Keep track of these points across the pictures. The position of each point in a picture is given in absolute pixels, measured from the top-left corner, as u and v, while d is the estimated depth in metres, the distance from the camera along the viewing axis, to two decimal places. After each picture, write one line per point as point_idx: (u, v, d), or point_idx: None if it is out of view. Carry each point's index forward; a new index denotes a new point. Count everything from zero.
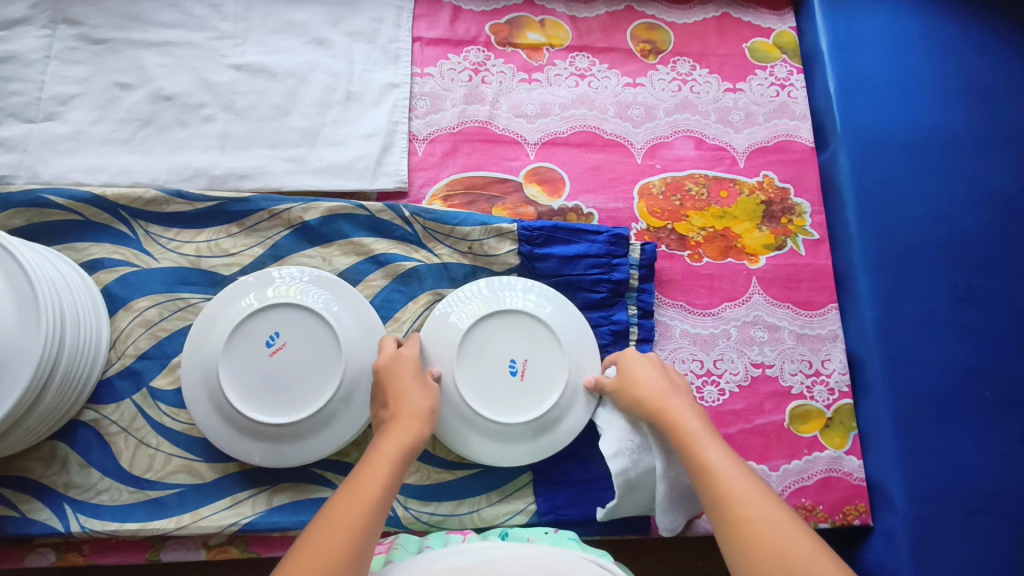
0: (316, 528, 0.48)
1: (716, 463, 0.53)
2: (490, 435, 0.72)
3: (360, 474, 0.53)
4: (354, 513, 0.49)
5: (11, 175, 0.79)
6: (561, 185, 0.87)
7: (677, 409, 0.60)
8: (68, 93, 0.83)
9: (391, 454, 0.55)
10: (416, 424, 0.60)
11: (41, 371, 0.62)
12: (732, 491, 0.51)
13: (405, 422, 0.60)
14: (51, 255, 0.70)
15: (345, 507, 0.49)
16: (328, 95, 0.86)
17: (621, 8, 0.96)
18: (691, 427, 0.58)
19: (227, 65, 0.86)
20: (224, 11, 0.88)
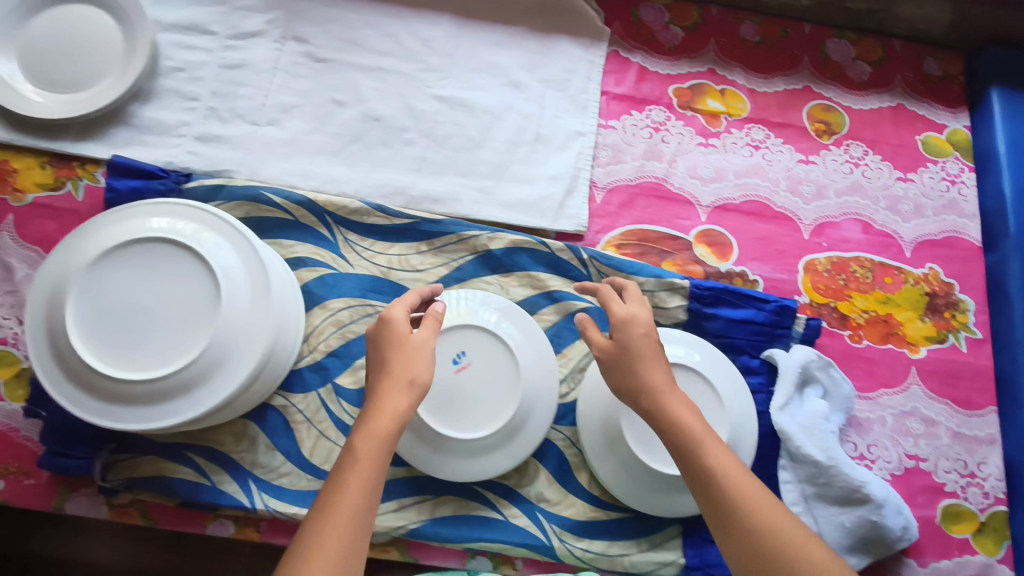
0: (310, 529, 0.51)
1: (724, 470, 0.58)
2: (648, 484, 0.73)
3: (339, 468, 0.54)
4: (352, 521, 0.51)
5: (233, 170, 0.86)
6: (729, 249, 0.90)
7: (677, 407, 0.62)
8: (289, 103, 0.90)
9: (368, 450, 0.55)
10: (402, 396, 0.58)
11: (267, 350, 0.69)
12: (734, 497, 0.56)
13: (390, 391, 0.58)
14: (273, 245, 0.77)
15: (341, 504, 0.52)
16: (519, 135, 0.92)
17: (800, 86, 0.98)
18: (696, 431, 0.60)
19: (431, 95, 0.92)
20: (433, 46, 0.94)
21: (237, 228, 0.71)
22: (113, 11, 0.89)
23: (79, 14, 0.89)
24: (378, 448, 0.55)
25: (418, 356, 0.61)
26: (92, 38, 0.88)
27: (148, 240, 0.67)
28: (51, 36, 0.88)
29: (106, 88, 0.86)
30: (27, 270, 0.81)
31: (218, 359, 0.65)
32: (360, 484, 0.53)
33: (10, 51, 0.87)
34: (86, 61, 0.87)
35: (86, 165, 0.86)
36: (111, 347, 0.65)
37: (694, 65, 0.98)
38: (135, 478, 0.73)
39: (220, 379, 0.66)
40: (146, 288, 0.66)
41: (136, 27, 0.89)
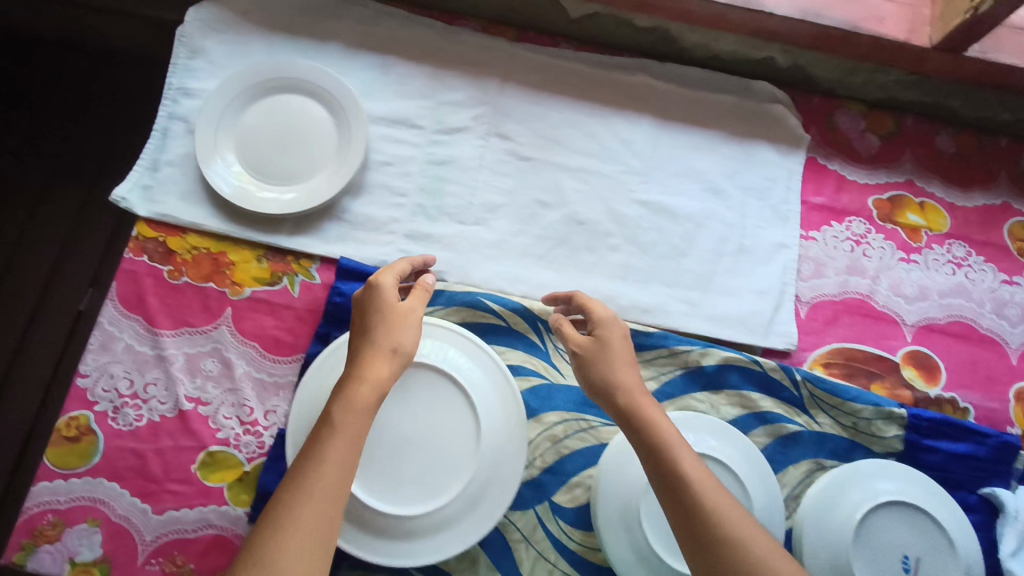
0: (285, 497, 0.50)
1: (701, 477, 0.58)
2: None
3: (322, 440, 0.54)
4: (328, 497, 0.50)
5: (445, 272, 0.86)
6: (937, 372, 0.88)
7: (651, 409, 0.62)
8: (496, 202, 0.90)
9: (349, 425, 0.55)
10: (384, 363, 0.60)
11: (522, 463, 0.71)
12: (714, 505, 0.56)
13: (375, 361, 0.60)
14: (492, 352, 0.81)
15: (310, 473, 0.51)
16: (722, 244, 0.91)
17: (997, 203, 0.97)
18: (669, 435, 0.60)
19: (634, 200, 0.92)
20: (635, 148, 0.94)
21: (460, 334, 0.75)
22: (326, 101, 0.89)
23: (292, 104, 0.89)
24: (356, 421, 0.55)
25: (405, 328, 0.63)
26: (306, 128, 0.88)
27: (410, 365, 0.71)
28: (264, 125, 0.88)
29: (324, 182, 0.86)
30: (245, 367, 0.81)
31: (485, 476, 0.68)
32: (340, 458, 0.53)
33: (226, 141, 0.87)
34: (302, 153, 0.87)
35: (300, 259, 0.85)
36: (378, 470, 0.67)
37: (891, 176, 0.97)
38: None
39: (488, 501, 0.68)
40: (410, 414, 0.69)
41: (349, 119, 0.88)
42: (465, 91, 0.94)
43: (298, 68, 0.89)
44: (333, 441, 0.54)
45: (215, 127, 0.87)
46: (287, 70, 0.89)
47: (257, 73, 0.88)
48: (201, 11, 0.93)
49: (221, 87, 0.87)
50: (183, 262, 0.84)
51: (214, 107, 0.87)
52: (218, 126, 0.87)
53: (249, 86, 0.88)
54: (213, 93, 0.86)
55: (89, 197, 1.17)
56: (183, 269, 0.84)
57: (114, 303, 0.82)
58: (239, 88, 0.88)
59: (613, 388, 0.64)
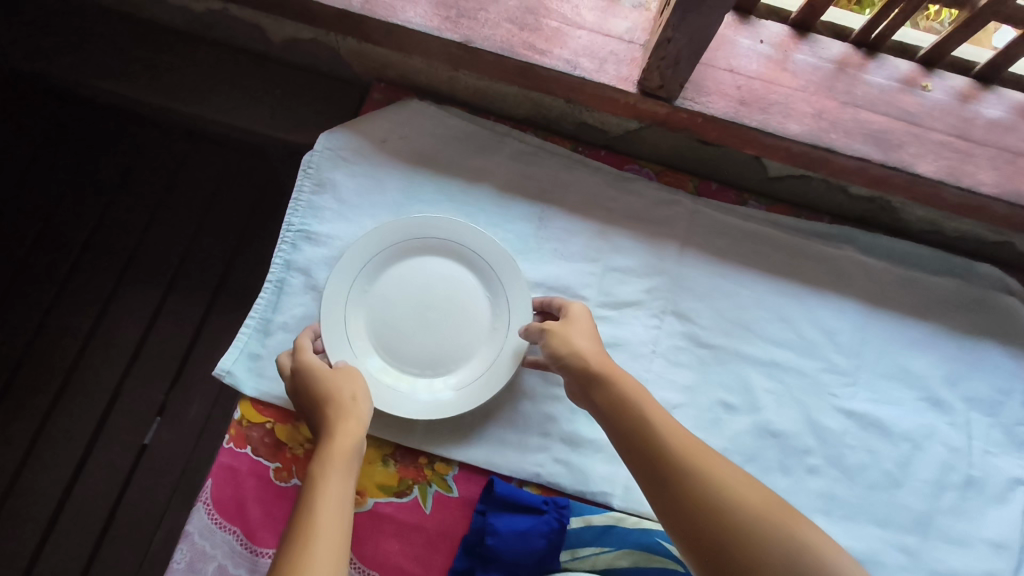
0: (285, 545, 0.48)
1: (687, 438, 0.54)
2: None
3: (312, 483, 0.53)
4: (333, 526, 0.50)
5: (611, 492, 0.70)
6: None
7: (627, 380, 0.60)
8: (672, 401, 0.74)
9: (334, 470, 0.54)
10: (354, 419, 0.59)
11: None
12: (719, 467, 0.52)
13: (344, 420, 0.59)
14: None
15: (315, 517, 0.50)
16: (946, 475, 0.74)
17: None
18: (651, 406, 0.57)
19: (838, 408, 0.75)
20: (838, 340, 0.78)
21: None
22: (477, 268, 0.74)
23: (434, 269, 0.74)
24: (342, 467, 0.55)
25: (346, 379, 0.63)
26: (451, 301, 0.73)
27: None
28: (401, 296, 0.73)
29: (477, 375, 0.71)
30: None
31: None
32: (336, 491, 0.52)
33: (354, 315, 0.71)
34: (445, 334, 0.72)
35: (435, 462, 0.69)
36: None
37: None
38: None
39: None
40: None
41: (505, 293, 0.73)
42: (636, 254, 0.79)
43: (447, 225, 0.73)
44: (317, 488, 0.52)
45: (343, 298, 0.71)
46: (432, 229, 0.73)
47: (396, 231, 0.73)
48: (332, 138, 0.79)
49: (353, 249, 0.71)
50: (294, 459, 0.68)
51: (343, 274, 0.71)
52: (346, 296, 0.71)
53: (385, 247, 0.73)
54: (344, 258, 0.71)
55: (162, 303, 1.03)
56: (292, 468, 0.68)
57: (207, 509, 0.66)
58: (374, 249, 0.72)
59: (582, 363, 0.62)
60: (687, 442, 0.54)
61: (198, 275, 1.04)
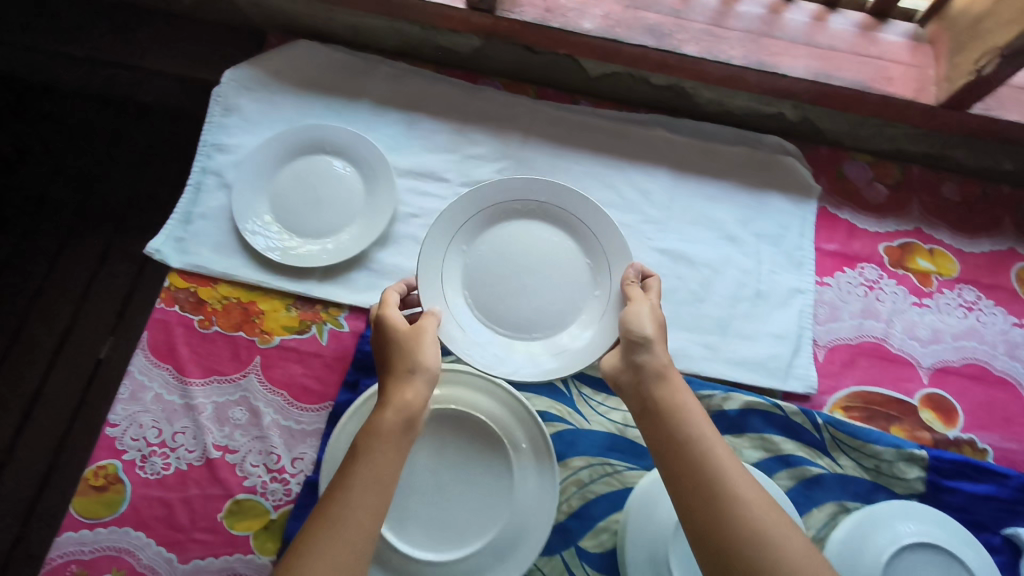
0: (319, 520, 0.54)
1: (710, 446, 0.59)
2: None
3: (356, 460, 0.58)
4: (360, 514, 0.55)
5: None
6: (956, 415, 0.89)
7: (678, 382, 0.64)
8: None
9: (377, 452, 0.58)
10: (412, 389, 0.63)
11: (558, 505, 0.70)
12: (735, 479, 0.57)
13: (403, 389, 0.63)
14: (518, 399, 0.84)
15: (350, 502, 0.55)
16: (739, 290, 0.94)
17: (1006, 248, 0.99)
18: (692, 410, 0.62)
19: (653, 248, 0.95)
20: (652, 198, 0.98)
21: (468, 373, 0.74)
22: (585, 239, 0.80)
23: (550, 239, 0.81)
24: (388, 448, 0.59)
25: (428, 348, 0.66)
26: (563, 269, 0.80)
27: (441, 413, 0.73)
28: (495, 257, 0.80)
29: (536, 353, 0.77)
30: (273, 415, 0.83)
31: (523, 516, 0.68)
32: (369, 475, 0.57)
33: (451, 269, 0.79)
34: (551, 299, 0.78)
35: (329, 308, 0.89)
36: (415, 522, 0.68)
37: (899, 222, 1.00)
38: None
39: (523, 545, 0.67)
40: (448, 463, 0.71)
41: (608, 267, 0.79)
42: (488, 145, 0.99)
43: (551, 190, 0.80)
44: (359, 465, 0.57)
45: (443, 253, 0.79)
46: (533, 192, 0.80)
47: (496, 194, 0.80)
48: (236, 73, 0.99)
49: (454, 206, 0.79)
50: (213, 312, 0.87)
51: (442, 231, 0.78)
52: (444, 251, 0.79)
53: (479, 209, 0.80)
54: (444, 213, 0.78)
55: (83, 241, 1.15)
56: (213, 318, 0.87)
57: (144, 353, 0.84)
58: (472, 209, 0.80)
59: (635, 355, 0.67)
60: (717, 450, 0.59)
61: (111, 214, 1.16)
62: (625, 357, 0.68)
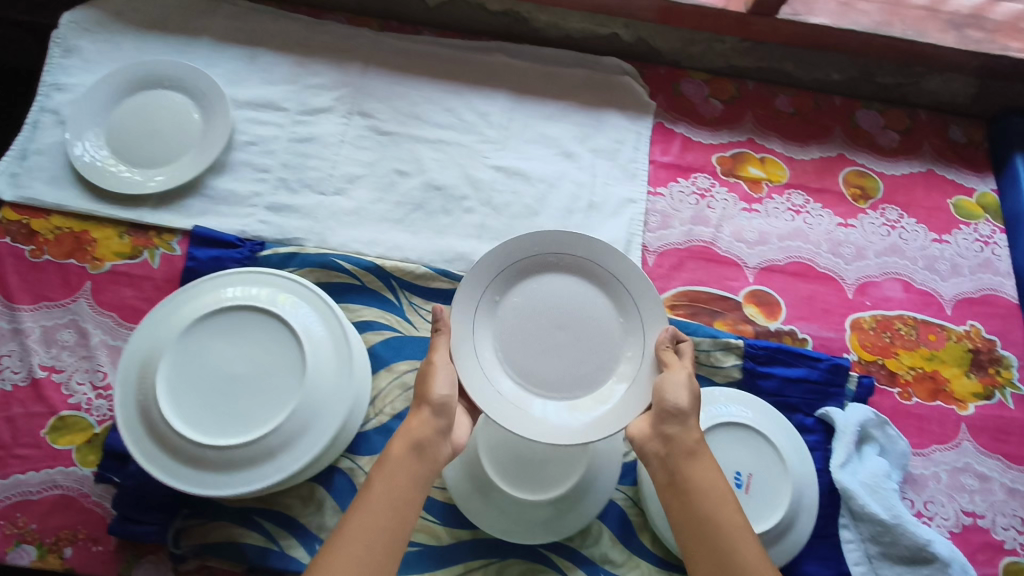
0: (327, 551, 0.57)
1: (718, 494, 0.64)
2: None
3: (372, 482, 0.63)
4: (375, 532, 0.59)
5: (303, 238, 0.90)
6: (777, 308, 0.93)
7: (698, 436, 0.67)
8: (356, 174, 0.95)
9: (382, 491, 0.62)
10: (423, 424, 0.67)
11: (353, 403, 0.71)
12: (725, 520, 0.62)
13: (417, 422, 0.67)
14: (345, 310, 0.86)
15: (366, 525, 0.59)
16: (573, 202, 0.96)
17: (834, 154, 1.04)
18: (705, 465, 0.65)
19: (489, 165, 0.97)
20: (490, 119, 1.01)
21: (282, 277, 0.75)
22: (618, 298, 0.77)
23: (586, 297, 0.77)
24: (392, 486, 0.62)
25: (439, 379, 0.69)
26: (591, 326, 0.76)
27: (244, 309, 0.71)
28: (531, 312, 0.76)
29: (598, 413, 0.73)
30: (101, 335, 0.84)
31: (314, 411, 0.69)
32: (387, 498, 0.61)
33: (482, 320, 0.76)
34: (568, 358, 0.75)
35: (162, 234, 0.90)
36: (205, 416, 0.67)
37: (733, 135, 1.04)
38: (206, 544, 0.74)
39: (312, 434, 0.68)
40: (239, 355, 0.69)
41: (641, 327, 0.76)
42: (329, 75, 1.01)
43: (584, 247, 0.77)
44: (369, 504, 0.61)
45: (475, 305, 0.75)
46: (574, 248, 0.77)
47: (530, 243, 0.76)
48: (75, 15, 1.00)
49: (510, 245, 0.75)
50: (44, 242, 0.88)
51: (480, 276, 0.75)
52: (478, 300, 0.75)
53: (522, 259, 0.77)
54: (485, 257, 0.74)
55: None
56: (44, 248, 0.88)
57: None
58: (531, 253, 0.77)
59: (670, 408, 0.68)
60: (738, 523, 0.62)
61: None
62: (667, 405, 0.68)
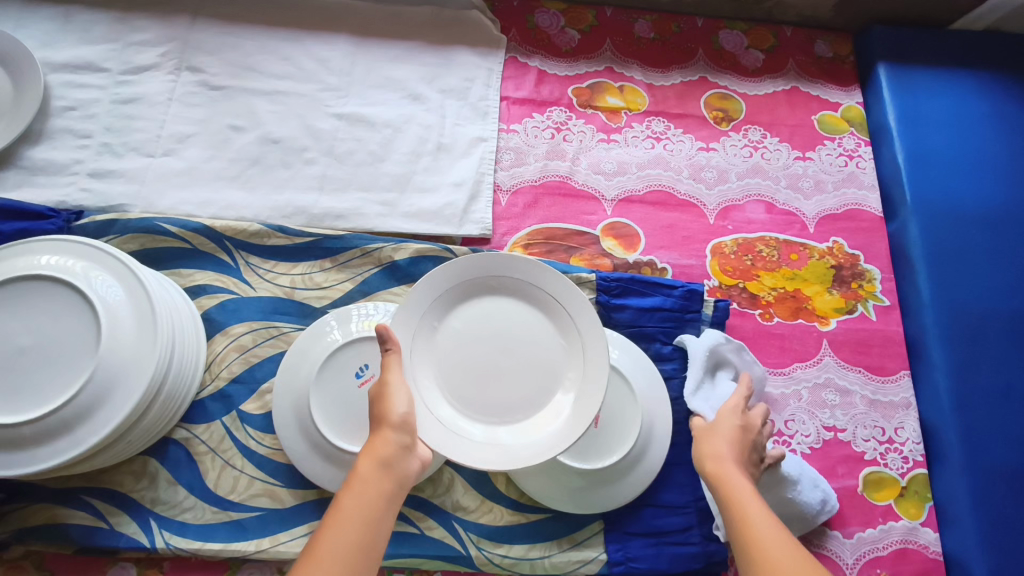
0: None
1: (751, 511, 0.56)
2: (546, 469, 0.74)
3: (341, 502, 0.54)
4: (344, 558, 0.50)
5: (129, 204, 0.85)
6: (636, 240, 0.90)
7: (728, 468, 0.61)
8: (185, 132, 0.89)
9: (352, 517, 0.53)
10: (388, 440, 0.58)
11: (161, 367, 0.68)
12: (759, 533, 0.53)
13: (380, 438, 0.58)
14: (175, 275, 0.81)
15: (331, 549, 0.50)
16: (420, 145, 0.92)
17: (696, 78, 1.01)
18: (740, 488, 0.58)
19: (330, 114, 0.92)
20: (331, 66, 0.95)
21: (80, 242, 0.70)
22: (556, 315, 0.69)
23: (525, 316, 0.69)
24: (363, 512, 0.53)
25: (396, 397, 0.60)
26: (535, 346, 0.68)
27: (32, 278, 0.66)
28: (473, 336, 0.68)
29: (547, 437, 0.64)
30: None
31: (114, 377, 0.65)
32: (357, 516, 0.53)
33: (419, 344, 0.67)
34: (514, 382, 0.67)
35: None
36: None
37: (591, 65, 1.00)
38: (27, 529, 0.69)
39: (114, 401, 0.65)
40: (28, 328, 0.65)
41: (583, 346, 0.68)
42: (153, 30, 0.94)
43: (524, 267, 0.69)
44: (333, 530, 0.52)
45: (409, 333, 0.66)
46: (510, 268, 0.69)
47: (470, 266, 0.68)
48: None
49: (442, 270, 0.67)
50: None
51: (417, 302, 0.67)
52: (416, 325, 0.67)
53: (454, 280, 0.68)
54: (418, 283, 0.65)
55: None
56: None
57: None
58: (462, 275, 0.68)
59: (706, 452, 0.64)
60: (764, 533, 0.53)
61: None
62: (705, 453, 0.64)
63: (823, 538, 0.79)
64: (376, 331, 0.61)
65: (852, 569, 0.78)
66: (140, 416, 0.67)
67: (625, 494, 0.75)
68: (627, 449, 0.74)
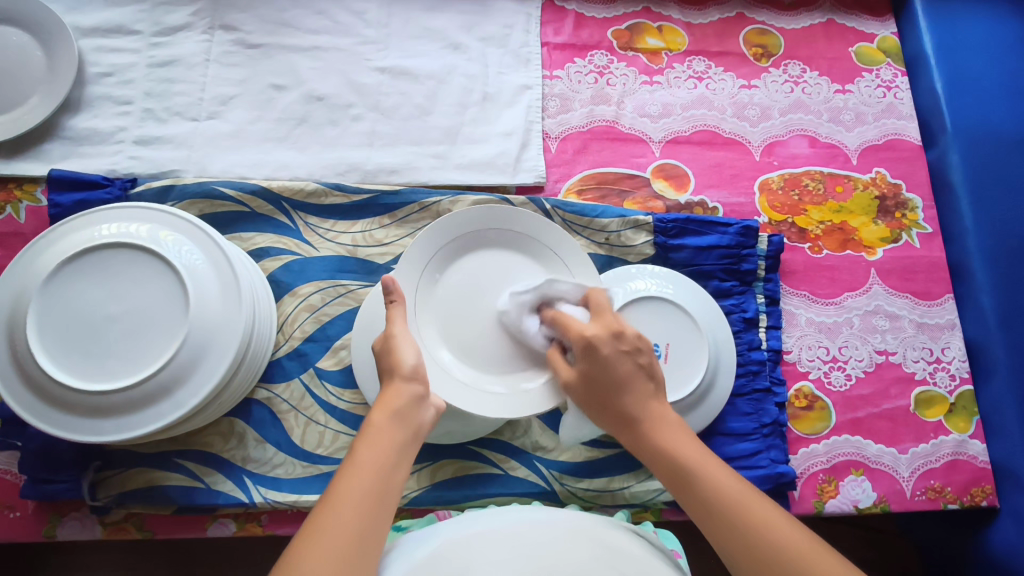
0: (306, 535, 0.45)
1: (704, 468, 0.54)
2: None
3: (356, 452, 0.51)
4: (362, 502, 0.47)
5: (181, 169, 0.84)
6: (686, 180, 0.91)
7: (654, 418, 0.59)
8: (228, 94, 0.88)
9: (371, 462, 0.50)
10: (399, 392, 0.55)
11: (248, 328, 0.69)
12: (718, 494, 0.53)
13: (391, 390, 0.56)
14: (237, 239, 0.81)
15: (350, 494, 0.48)
16: (466, 96, 0.91)
17: (733, 15, 1.00)
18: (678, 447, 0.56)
19: (373, 68, 0.91)
20: (367, 18, 0.93)
21: (151, 208, 0.70)
22: (545, 260, 0.70)
23: (515, 265, 0.70)
24: (380, 460, 0.50)
25: (403, 349, 0.58)
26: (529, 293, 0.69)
27: (110, 246, 0.66)
28: (473, 287, 0.69)
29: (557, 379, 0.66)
30: None
31: (204, 339, 0.65)
32: (376, 464, 0.50)
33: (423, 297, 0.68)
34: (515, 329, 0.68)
35: (24, 185, 0.82)
36: (86, 363, 0.63)
37: (628, 6, 0.98)
38: (127, 492, 0.72)
39: (208, 362, 0.66)
40: (114, 296, 0.65)
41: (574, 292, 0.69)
42: None
43: (527, 221, 0.70)
44: (348, 477, 0.49)
45: (412, 285, 0.67)
46: (507, 220, 0.70)
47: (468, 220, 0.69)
48: None
49: (430, 230, 0.67)
50: None
51: (419, 254, 0.67)
52: (418, 277, 0.68)
53: (448, 238, 0.69)
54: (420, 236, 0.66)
55: None
56: None
57: None
58: (450, 233, 0.69)
59: (615, 394, 0.59)
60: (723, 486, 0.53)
61: None
62: (611, 397, 0.59)
63: (880, 455, 0.83)
64: (381, 284, 0.61)
65: (908, 482, 0.83)
66: (231, 378, 0.69)
67: (697, 425, 0.79)
68: (699, 380, 0.77)
